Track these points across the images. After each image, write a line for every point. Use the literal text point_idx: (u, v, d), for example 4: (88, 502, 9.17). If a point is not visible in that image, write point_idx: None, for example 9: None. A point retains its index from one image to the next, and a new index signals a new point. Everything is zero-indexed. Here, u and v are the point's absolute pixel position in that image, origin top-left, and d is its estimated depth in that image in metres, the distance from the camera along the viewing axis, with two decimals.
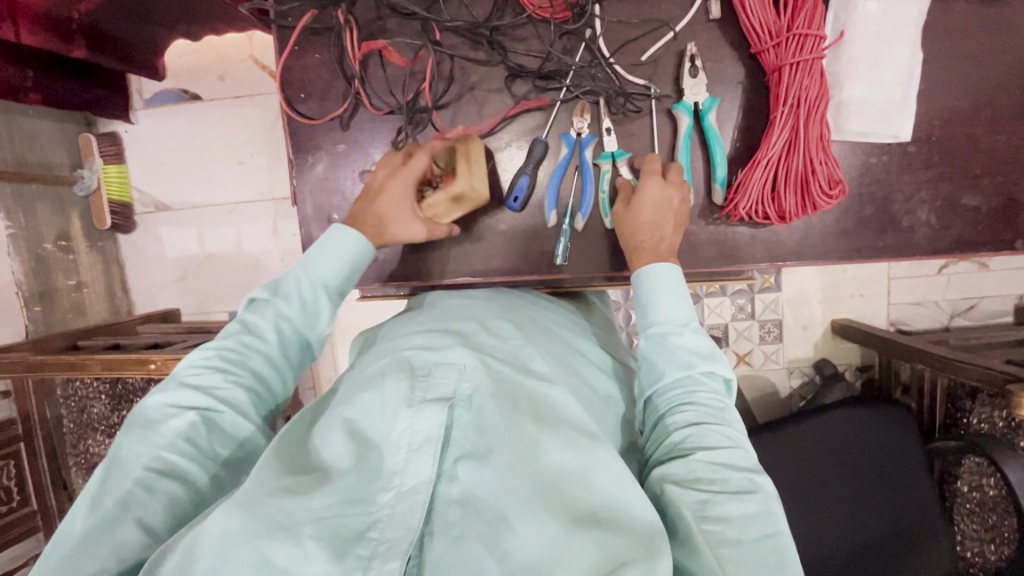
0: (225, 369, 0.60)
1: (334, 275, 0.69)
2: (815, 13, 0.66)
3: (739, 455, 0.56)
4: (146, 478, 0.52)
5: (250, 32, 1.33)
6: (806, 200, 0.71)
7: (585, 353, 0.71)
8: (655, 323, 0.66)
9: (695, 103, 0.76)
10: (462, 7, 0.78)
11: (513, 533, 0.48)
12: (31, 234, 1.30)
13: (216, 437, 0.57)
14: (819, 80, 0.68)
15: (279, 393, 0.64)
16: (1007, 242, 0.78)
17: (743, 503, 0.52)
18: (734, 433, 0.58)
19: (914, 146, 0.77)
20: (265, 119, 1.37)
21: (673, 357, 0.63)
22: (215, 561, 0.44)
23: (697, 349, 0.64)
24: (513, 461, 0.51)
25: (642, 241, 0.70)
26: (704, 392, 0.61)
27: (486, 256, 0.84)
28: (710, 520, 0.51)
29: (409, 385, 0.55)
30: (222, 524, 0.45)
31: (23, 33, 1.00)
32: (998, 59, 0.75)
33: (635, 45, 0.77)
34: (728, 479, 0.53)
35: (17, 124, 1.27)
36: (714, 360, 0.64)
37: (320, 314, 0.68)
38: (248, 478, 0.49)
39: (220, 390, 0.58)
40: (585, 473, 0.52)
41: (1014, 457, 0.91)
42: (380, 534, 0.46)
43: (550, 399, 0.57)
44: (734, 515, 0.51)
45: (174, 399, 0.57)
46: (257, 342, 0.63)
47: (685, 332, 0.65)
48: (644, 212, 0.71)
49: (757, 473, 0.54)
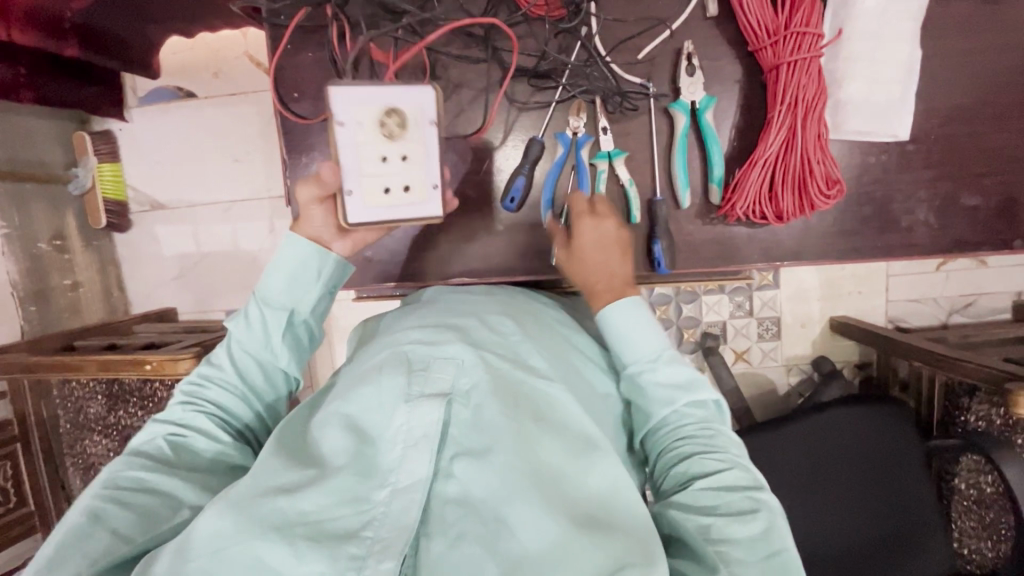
0: (190, 401, 0.65)
1: (270, 288, 0.66)
2: (812, 11, 0.65)
3: (737, 475, 0.57)
4: (117, 496, 0.56)
5: (244, 29, 1.32)
6: (804, 200, 0.70)
7: (582, 347, 0.70)
8: (631, 362, 0.65)
9: (692, 102, 0.75)
10: (456, 5, 0.77)
11: (513, 532, 0.47)
12: (26, 234, 1.29)
13: (180, 455, 0.61)
14: (817, 79, 0.67)
15: (239, 410, 0.66)
16: (1006, 241, 0.78)
17: (748, 524, 0.53)
18: (729, 455, 0.59)
19: (913, 144, 0.76)
20: (259, 117, 1.36)
21: (652, 396, 0.63)
22: (208, 562, 0.44)
23: (680, 380, 0.64)
24: (512, 459, 0.50)
25: (597, 279, 0.70)
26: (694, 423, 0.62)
27: (483, 257, 0.84)
28: (718, 545, 0.52)
29: (406, 380, 0.55)
30: (214, 526, 0.46)
31: (14, 33, 0.99)
32: (998, 56, 0.74)
33: (632, 43, 0.76)
34: (729, 505, 0.55)
35: (9, 122, 1.27)
36: (698, 388, 0.64)
37: (270, 335, 0.66)
38: (243, 478, 0.50)
39: (180, 415, 0.64)
40: (580, 474, 0.52)
41: (1011, 456, 0.91)
42: (376, 533, 0.47)
43: (549, 397, 0.56)
44: (742, 536, 0.52)
45: (146, 428, 0.64)
46: (214, 368, 0.66)
47: (662, 366, 0.64)
48: (585, 251, 0.71)
49: (757, 491, 0.56)
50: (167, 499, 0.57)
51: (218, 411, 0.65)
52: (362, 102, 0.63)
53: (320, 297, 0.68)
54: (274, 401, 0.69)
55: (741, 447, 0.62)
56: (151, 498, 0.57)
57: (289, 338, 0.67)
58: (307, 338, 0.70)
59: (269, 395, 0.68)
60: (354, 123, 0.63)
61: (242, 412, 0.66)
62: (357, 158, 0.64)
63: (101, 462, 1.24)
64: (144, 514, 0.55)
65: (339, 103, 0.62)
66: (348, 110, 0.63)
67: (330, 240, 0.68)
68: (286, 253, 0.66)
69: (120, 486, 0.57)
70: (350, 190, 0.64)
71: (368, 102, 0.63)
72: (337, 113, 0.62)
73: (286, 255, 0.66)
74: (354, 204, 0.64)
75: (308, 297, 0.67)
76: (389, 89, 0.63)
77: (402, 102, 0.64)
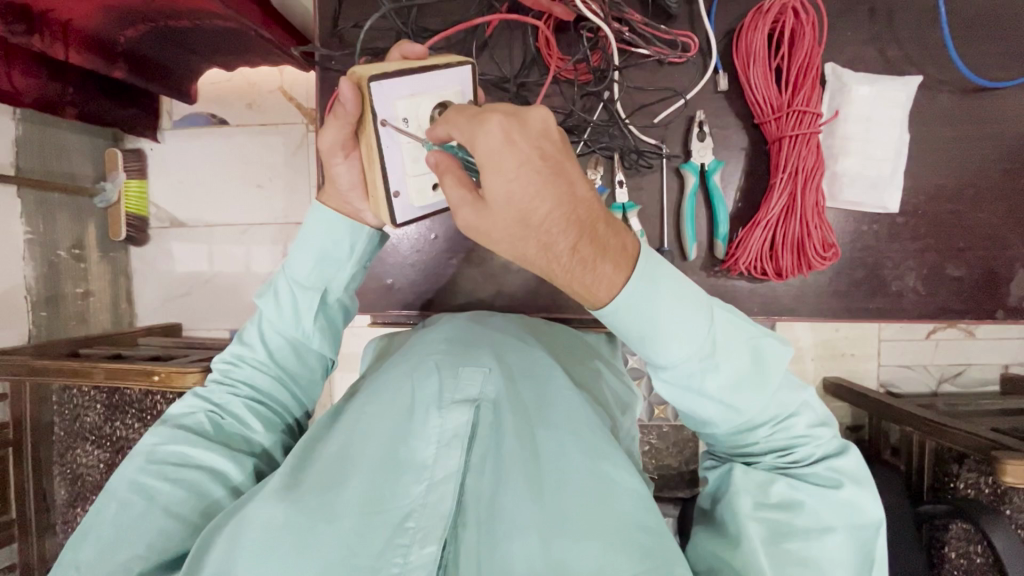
0: (227, 380, 0.71)
1: (302, 271, 0.69)
2: (812, 93, 0.73)
3: (816, 444, 0.58)
4: (165, 471, 0.63)
5: (282, 66, 1.41)
6: (802, 260, 0.76)
7: (596, 367, 0.78)
8: (672, 366, 0.53)
9: (701, 164, 0.82)
10: (492, 63, 0.85)
11: (540, 536, 0.54)
12: (47, 240, 1.32)
13: (218, 432, 0.68)
14: (816, 152, 0.74)
15: (271, 389, 0.71)
16: (989, 312, 0.83)
17: (829, 499, 0.55)
18: (807, 424, 0.58)
19: (902, 218, 0.83)
20: (287, 147, 1.43)
21: (700, 397, 0.54)
22: (263, 547, 0.51)
23: (740, 376, 0.54)
24: (528, 463, 0.59)
25: (567, 225, 0.43)
26: (770, 405, 0.55)
27: (498, 291, 0.90)
28: (779, 513, 0.56)
29: (438, 388, 0.61)
30: (267, 515, 0.52)
31: (71, 53, 1.06)
32: (979, 144, 0.82)
33: (649, 109, 0.85)
34: (805, 478, 0.57)
35: (49, 133, 1.32)
36: (771, 367, 0.55)
37: (303, 315, 0.70)
38: (275, 476, 0.56)
39: (219, 395, 0.70)
40: (598, 492, 0.57)
41: (1001, 526, 0.93)
42: (416, 523, 0.53)
43: (563, 400, 0.64)
44: (817, 510, 0.55)
45: (189, 402, 0.70)
46: (246, 350, 0.71)
47: (720, 360, 0.53)
48: (501, 177, 0.42)
49: (834, 460, 0.57)
50: (210, 475, 0.65)
51: (252, 390, 0.70)
52: (404, 96, 0.60)
53: (352, 274, 0.71)
54: (305, 381, 0.74)
55: (822, 405, 0.60)
56: (195, 474, 0.64)
57: (323, 318, 0.71)
58: (337, 314, 0.73)
59: (302, 372, 0.73)
60: (399, 120, 0.60)
61: (274, 390, 0.71)
62: (402, 153, 0.62)
63: (90, 474, 1.23)
64: (191, 490, 0.63)
65: (382, 100, 0.59)
66: (390, 107, 0.60)
67: (363, 213, 0.70)
68: (318, 232, 0.68)
69: (166, 461, 0.64)
70: (396, 189, 0.63)
71: (410, 96, 0.60)
72: (381, 113, 0.59)
73: (318, 235, 0.68)
74: (401, 204, 0.63)
75: (341, 275, 0.70)
76: (430, 78, 0.61)
77: (442, 91, 0.62)
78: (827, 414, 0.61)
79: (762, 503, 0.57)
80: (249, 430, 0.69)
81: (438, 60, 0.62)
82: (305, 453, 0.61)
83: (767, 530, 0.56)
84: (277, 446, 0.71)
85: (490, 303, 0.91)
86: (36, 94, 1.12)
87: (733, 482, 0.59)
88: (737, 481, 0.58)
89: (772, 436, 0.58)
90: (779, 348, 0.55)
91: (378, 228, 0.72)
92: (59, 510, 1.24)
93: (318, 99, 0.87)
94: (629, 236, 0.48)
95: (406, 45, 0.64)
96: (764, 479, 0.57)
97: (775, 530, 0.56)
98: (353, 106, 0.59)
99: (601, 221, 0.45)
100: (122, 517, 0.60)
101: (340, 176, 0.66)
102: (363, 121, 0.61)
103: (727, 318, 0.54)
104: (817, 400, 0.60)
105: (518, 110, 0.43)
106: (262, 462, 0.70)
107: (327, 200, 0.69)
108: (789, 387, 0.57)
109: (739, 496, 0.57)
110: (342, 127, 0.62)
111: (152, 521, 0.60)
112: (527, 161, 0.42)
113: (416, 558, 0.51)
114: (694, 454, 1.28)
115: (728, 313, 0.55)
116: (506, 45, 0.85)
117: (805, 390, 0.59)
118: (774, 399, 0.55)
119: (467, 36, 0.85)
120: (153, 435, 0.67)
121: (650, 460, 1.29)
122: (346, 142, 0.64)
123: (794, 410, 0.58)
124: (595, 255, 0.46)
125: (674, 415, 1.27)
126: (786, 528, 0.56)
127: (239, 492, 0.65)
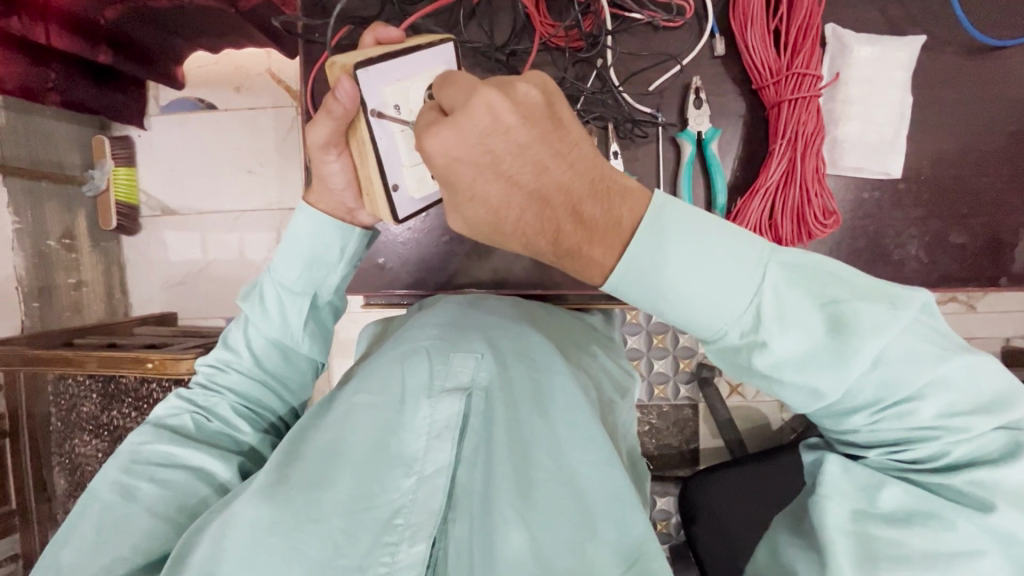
0: (213, 386, 0.71)
1: (289, 276, 0.67)
2: (812, 55, 0.71)
3: (956, 440, 0.43)
4: (150, 472, 0.63)
5: (269, 49, 1.37)
6: (802, 228, 0.73)
7: (601, 359, 0.77)
8: (727, 335, 0.45)
9: (699, 132, 0.80)
10: (481, 32, 0.82)
11: (523, 530, 0.54)
12: (37, 230, 1.29)
13: (203, 436, 0.67)
14: (816, 116, 0.72)
15: (259, 395, 0.71)
16: (991, 279, 0.82)
17: (969, 522, 0.42)
18: (953, 419, 0.43)
19: (904, 184, 0.81)
20: (277, 129, 1.40)
21: (746, 375, 0.46)
22: (244, 546, 0.50)
23: (806, 346, 0.44)
24: (511, 454, 0.58)
25: (543, 223, 0.42)
26: (862, 384, 0.44)
27: (494, 270, 0.89)
28: (891, 529, 0.44)
29: (428, 376, 0.60)
30: (250, 515, 0.51)
31: (52, 37, 1.02)
32: (984, 107, 0.80)
33: (644, 76, 0.82)
34: (933, 488, 0.44)
35: (33, 121, 1.28)
36: (859, 336, 0.42)
37: (290, 319, 0.68)
38: (260, 474, 0.55)
39: (208, 400, 0.70)
40: (582, 489, 0.57)
41: None
42: (406, 520, 0.53)
43: (557, 394, 0.62)
44: (951, 527, 0.42)
45: (175, 406, 0.70)
46: (233, 358, 0.71)
47: (773, 337, 0.44)
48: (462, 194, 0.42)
49: (992, 468, 0.42)
50: (197, 474, 0.64)
51: (238, 396, 0.70)
52: (392, 81, 0.57)
53: (342, 275, 0.70)
54: (293, 387, 0.73)
55: (993, 391, 0.44)
56: (180, 474, 0.64)
57: (314, 323, 0.70)
58: (328, 317, 0.72)
59: (291, 377, 0.72)
60: (389, 107, 0.57)
61: (262, 394, 0.71)
62: (397, 144, 0.59)
63: (89, 464, 1.21)
64: (176, 488, 0.62)
65: (371, 88, 0.56)
66: (380, 95, 0.57)
67: (357, 208, 0.67)
68: (305, 234, 0.66)
69: (150, 461, 0.65)
70: (394, 181, 0.60)
71: (398, 80, 0.57)
72: (370, 101, 0.56)
73: (305, 237, 0.66)
74: (402, 196, 0.61)
75: (328, 279, 0.69)
76: (414, 60, 0.58)
77: (429, 71, 0.59)
78: (995, 394, 0.44)
79: (868, 514, 0.45)
80: (237, 432, 0.69)
81: (421, 39, 0.59)
82: (292, 446, 0.59)
83: (861, 548, 0.44)
84: (268, 445, 0.71)
85: (485, 283, 0.89)
86: (17, 81, 1.08)
87: (824, 481, 0.46)
88: (831, 480, 0.46)
89: (889, 427, 0.45)
90: (876, 314, 0.43)
91: (368, 228, 0.70)
92: (60, 501, 1.23)
93: (305, 73, 0.84)
94: (622, 208, 0.43)
95: (381, 28, 0.61)
96: (871, 480, 0.45)
97: (881, 551, 0.43)
98: (351, 101, 0.57)
99: (581, 204, 0.42)
100: (111, 515, 0.60)
101: (333, 173, 0.64)
102: (357, 121, 0.59)
103: (792, 282, 0.45)
104: (972, 376, 0.44)
105: (461, 112, 0.40)
106: (249, 460, 0.69)
107: (317, 200, 0.67)
108: (914, 361, 0.43)
109: (831, 502, 0.45)
110: (336, 126, 0.59)
111: (139, 519, 0.59)
112: (492, 164, 0.41)
113: (405, 556, 0.52)
114: (694, 432, 1.28)
115: (795, 274, 0.45)
116: (495, 12, 0.82)
117: (945, 362, 0.43)
118: (871, 375, 0.44)
119: (454, 5, 0.82)
120: (139, 435, 0.67)
121: (650, 439, 1.29)
122: (337, 139, 0.61)
123: (918, 393, 0.43)
124: (583, 238, 0.43)
125: (673, 394, 1.26)
126: (902, 551, 0.43)
127: (225, 489, 0.64)
